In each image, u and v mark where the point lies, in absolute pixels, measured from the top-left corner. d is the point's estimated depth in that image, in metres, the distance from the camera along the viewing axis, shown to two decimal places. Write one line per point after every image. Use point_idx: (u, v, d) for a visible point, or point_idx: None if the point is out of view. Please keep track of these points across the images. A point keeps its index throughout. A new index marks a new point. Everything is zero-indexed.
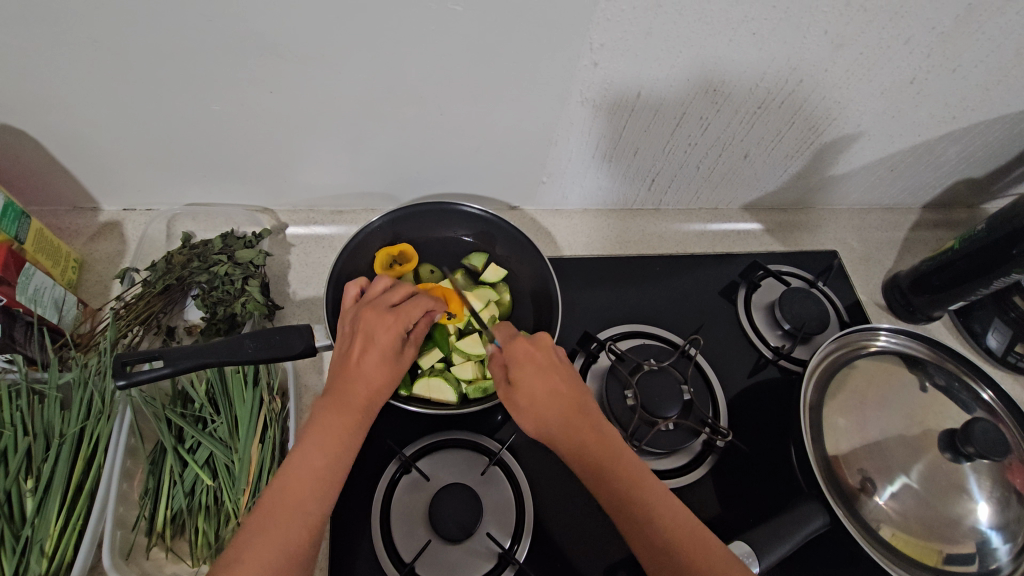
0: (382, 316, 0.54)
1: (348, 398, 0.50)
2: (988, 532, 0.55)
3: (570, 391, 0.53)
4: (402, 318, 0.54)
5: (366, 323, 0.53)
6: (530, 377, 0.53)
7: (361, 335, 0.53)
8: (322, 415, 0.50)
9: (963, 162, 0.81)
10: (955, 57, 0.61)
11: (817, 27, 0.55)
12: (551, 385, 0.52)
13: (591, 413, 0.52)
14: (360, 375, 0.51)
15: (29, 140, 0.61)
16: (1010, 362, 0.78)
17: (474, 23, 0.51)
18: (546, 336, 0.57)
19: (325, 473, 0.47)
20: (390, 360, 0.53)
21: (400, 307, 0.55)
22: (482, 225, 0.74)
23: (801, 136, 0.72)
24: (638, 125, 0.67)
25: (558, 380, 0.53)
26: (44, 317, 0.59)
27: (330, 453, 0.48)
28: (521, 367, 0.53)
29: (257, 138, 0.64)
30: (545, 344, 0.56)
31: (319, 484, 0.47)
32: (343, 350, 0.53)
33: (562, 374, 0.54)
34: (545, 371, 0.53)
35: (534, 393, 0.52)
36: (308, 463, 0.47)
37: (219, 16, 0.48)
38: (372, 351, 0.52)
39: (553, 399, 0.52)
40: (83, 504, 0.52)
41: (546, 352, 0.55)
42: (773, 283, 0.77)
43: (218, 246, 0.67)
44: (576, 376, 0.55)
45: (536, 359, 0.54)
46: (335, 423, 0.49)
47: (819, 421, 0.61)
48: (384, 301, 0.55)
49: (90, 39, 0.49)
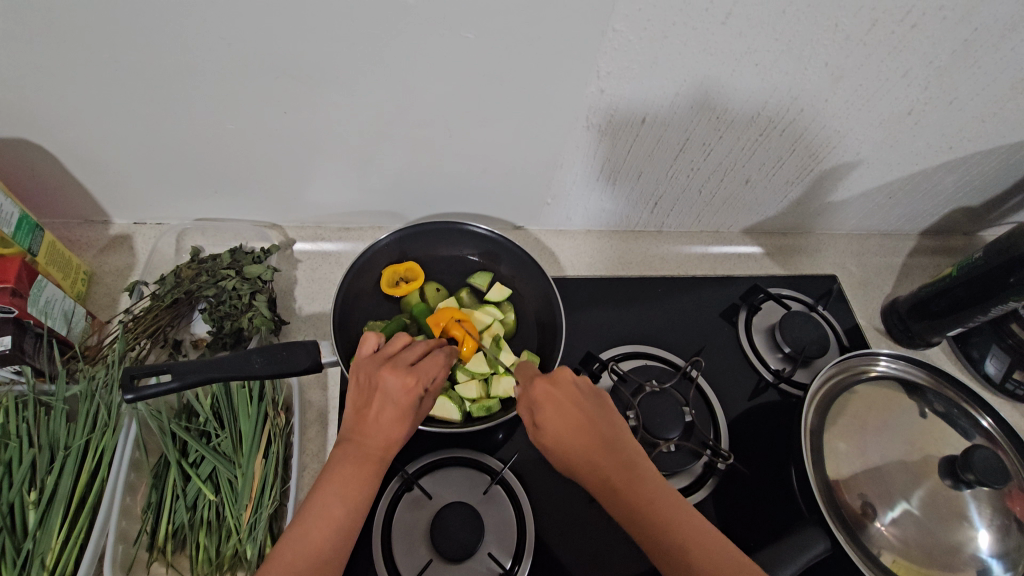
0: (404, 376, 0.53)
1: (368, 451, 0.50)
2: (989, 560, 0.55)
3: (594, 427, 0.52)
4: (421, 377, 0.54)
5: (383, 381, 0.53)
6: (554, 420, 0.52)
7: (380, 393, 0.52)
8: (341, 462, 0.49)
9: (960, 191, 0.83)
10: (951, 90, 0.63)
11: (817, 60, 0.56)
12: (575, 425, 0.52)
13: (616, 445, 0.51)
14: (377, 431, 0.51)
15: (46, 155, 0.62)
16: (1008, 389, 0.78)
17: (485, 50, 0.53)
18: (566, 370, 0.55)
19: (345, 521, 0.47)
20: (407, 417, 0.52)
21: (420, 365, 0.55)
22: (488, 244, 0.75)
23: (802, 163, 0.73)
24: (642, 149, 0.68)
25: (582, 420, 0.52)
26: (54, 328, 0.59)
27: (349, 502, 0.47)
28: (545, 411, 0.52)
29: (269, 156, 0.65)
30: (566, 381, 0.54)
31: (338, 534, 0.46)
32: (361, 405, 0.52)
33: (586, 410, 0.53)
34: (569, 411, 0.52)
35: (559, 434, 0.51)
36: (326, 509, 0.47)
37: (238, 39, 0.50)
38: (390, 409, 0.52)
39: (578, 440, 0.51)
40: (86, 517, 0.53)
41: (568, 390, 0.54)
42: (773, 306, 0.78)
43: (227, 261, 0.68)
44: (601, 409, 0.53)
45: (555, 397, 0.53)
46: (355, 474, 0.49)
47: (819, 446, 0.61)
48: (404, 358, 0.55)
49: (113, 59, 0.51)
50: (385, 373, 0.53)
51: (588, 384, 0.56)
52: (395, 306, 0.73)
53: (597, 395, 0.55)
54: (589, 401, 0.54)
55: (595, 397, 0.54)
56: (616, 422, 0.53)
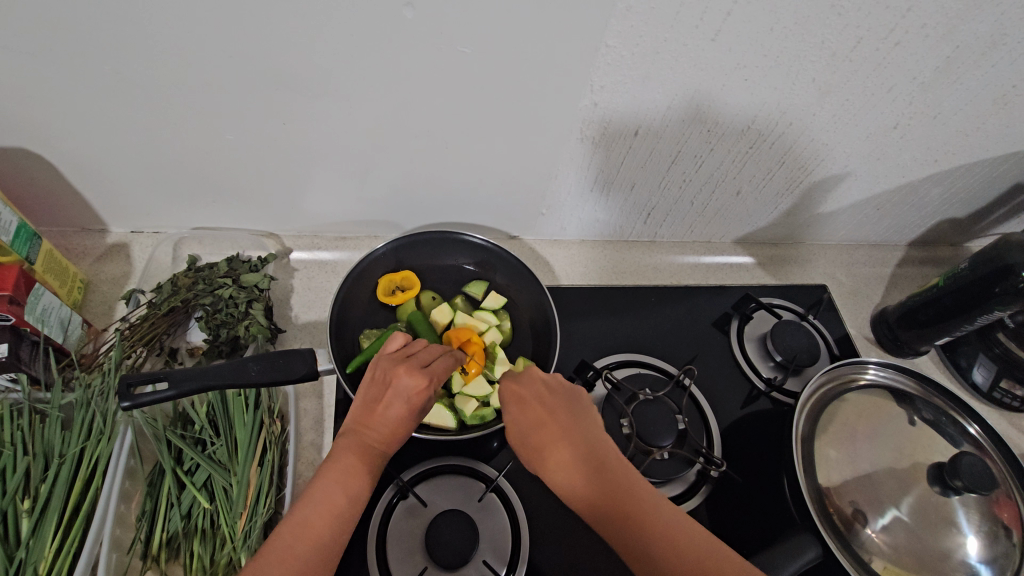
0: (418, 375, 0.54)
1: (369, 444, 0.51)
2: (978, 565, 0.56)
3: (555, 421, 0.53)
4: (434, 378, 0.55)
5: (398, 378, 0.53)
6: (518, 417, 0.55)
7: (392, 390, 0.53)
8: (340, 455, 0.50)
9: (946, 203, 0.85)
10: (935, 105, 0.64)
11: (806, 75, 0.58)
12: (538, 418, 0.54)
13: (576, 437, 0.52)
14: (382, 426, 0.52)
15: (45, 164, 0.63)
16: (995, 397, 0.80)
17: (482, 65, 0.54)
18: (534, 370, 0.59)
19: (344, 511, 0.47)
20: (412, 417, 0.54)
21: (433, 366, 0.56)
22: (484, 254, 0.76)
23: (791, 175, 0.75)
24: (635, 161, 0.69)
25: (545, 412, 0.54)
26: (50, 336, 0.60)
27: (349, 492, 0.48)
28: (510, 411, 0.56)
29: (267, 166, 0.66)
30: (534, 378, 0.58)
31: (338, 521, 0.46)
32: (370, 399, 0.53)
33: (549, 405, 0.55)
34: (531, 407, 0.55)
35: (525, 428, 0.54)
36: (327, 498, 0.47)
37: (239, 52, 0.51)
38: (399, 406, 0.53)
39: (538, 434, 0.53)
40: (79, 525, 0.52)
41: (532, 387, 0.57)
42: (764, 315, 0.79)
43: (223, 270, 0.69)
44: (567, 403, 0.55)
45: (519, 395, 0.57)
46: (355, 466, 0.49)
47: (811, 453, 0.62)
48: (420, 359, 0.56)
49: (114, 70, 0.52)
50: (400, 370, 0.54)
51: (558, 382, 0.58)
52: (392, 314, 0.73)
53: (566, 391, 0.57)
54: (555, 398, 0.56)
55: (564, 394, 0.56)
56: (581, 415, 0.54)
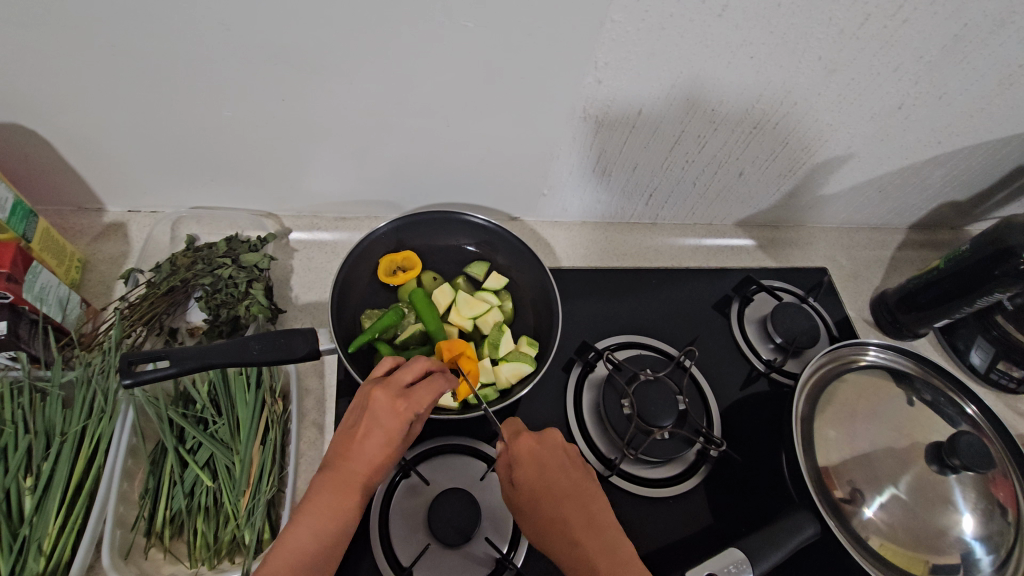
0: (394, 398, 0.53)
1: (346, 480, 0.51)
2: (973, 543, 0.56)
3: (574, 494, 0.54)
4: (412, 404, 0.53)
5: (374, 404, 0.53)
6: (534, 477, 0.53)
7: (368, 414, 0.53)
8: (320, 492, 0.50)
9: (948, 185, 0.84)
10: (942, 85, 0.64)
11: (812, 53, 0.57)
12: (552, 485, 0.53)
13: (595, 518, 0.52)
14: (365, 456, 0.52)
15: (40, 141, 0.62)
16: (993, 379, 0.80)
17: (485, 39, 0.53)
18: (555, 433, 0.58)
19: (322, 554, 0.47)
20: (394, 443, 0.53)
21: (413, 388, 0.54)
22: (485, 234, 0.75)
23: (793, 157, 0.74)
24: (637, 141, 0.69)
25: (563, 484, 0.54)
26: (49, 315, 0.59)
27: (322, 533, 0.48)
28: (526, 468, 0.54)
29: (266, 145, 0.65)
30: (551, 442, 0.57)
31: (314, 564, 0.47)
32: (352, 425, 0.53)
33: (568, 474, 0.55)
34: (549, 472, 0.54)
35: (534, 491, 0.53)
36: (298, 542, 0.47)
37: (237, 25, 0.50)
38: (377, 433, 0.52)
39: (553, 504, 0.52)
40: (83, 503, 0.53)
41: (553, 450, 0.56)
42: (765, 297, 0.79)
43: (223, 250, 0.68)
44: (585, 477, 0.55)
45: (540, 456, 0.55)
46: (333, 504, 0.49)
47: (810, 433, 0.63)
48: (399, 380, 0.54)
49: (110, 44, 0.51)
50: (375, 391, 0.53)
51: (575, 452, 0.58)
52: (392, 295, 0.73)
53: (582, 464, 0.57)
54: (575, 469, 0.56)
55: (581, 467, 0.56)
56: (597, 494, 0.55)
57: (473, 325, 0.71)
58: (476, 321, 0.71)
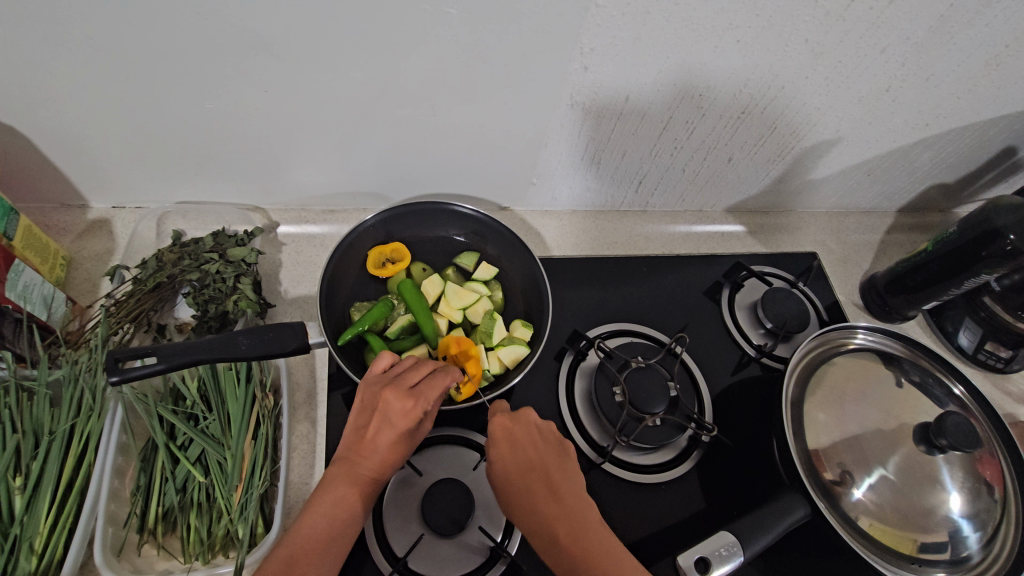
0: (403, 397, 0.53)
1: (359, 473, 0.51)
2: (960, 520, 0.57)
3: (542, 468, 0.54)
4: (422, 401, 0.53)
5: (385, 404, 0.53)
6: (505, 455, 0.54)
7: (379, 415, 0.53)
8: (331, 484, 0.51)
9: (936, 167, 0.85)
10: (929, 67, 0.64)
11: (798, 36, 0.57)
12: (523, 461, 0.54)
13: (562, 493, 0.53)
14: (377, 453, 0.52)
15: (19, 138, 0.61)
16: (980, 359, 0.81)
17: (469, 26, 0.52)
18: (530, 412, 0.58)
19: (335, 541, 0.48)
20: (404, 441, 0.53)
21: (421, 387, 0.54)
22: (474, 225, 0.75)
23: (781, 141, 0.74)
24: (625, 128, 0.68)
25: (532, 458, 0.54)
26: (33, 313, 0.59)
27: (335, 523, 0.49)
28: (498, 447, 0.55)
29: (250, 138, 0.65)
30: (526, 421, 0.57)
31: (329, 551, 0.48)
32: (360, 425, 0.54)
33: (541, 451, 0.55)
34: (523, 449, 0.55)
35: (506, 467, 0.54)
36: (310, 529, 0.48)
37: (215, 16, 0.49)
38: (388, 432, 0.52)
39: (523, 482, 0.53)
40: (73, 501, 0.53)
41: (526, 427, 0.57)
42: (755, 283, 0.79)
43: (209, 245, 0.68)
44: (557, 452, 0.56)
45: (514, 434, 0.56)
46: (345, 495, 0.50)
47: (800, 416, 0.63)
48: (406, 380, 0.55)
49: (88, 36, 0.49)
50: (385, 392, 0.53)
51: (550, 429, 0.58)
52: (382, 287, 0.73)
53: (556, 442, 0.57)
54: (545, 445, 0.56)
55: (554, 444, 0.57)
56: (567, 467, 0.55)
57: (462, 316, 0.72)
58: (466, 313, 0.71)
